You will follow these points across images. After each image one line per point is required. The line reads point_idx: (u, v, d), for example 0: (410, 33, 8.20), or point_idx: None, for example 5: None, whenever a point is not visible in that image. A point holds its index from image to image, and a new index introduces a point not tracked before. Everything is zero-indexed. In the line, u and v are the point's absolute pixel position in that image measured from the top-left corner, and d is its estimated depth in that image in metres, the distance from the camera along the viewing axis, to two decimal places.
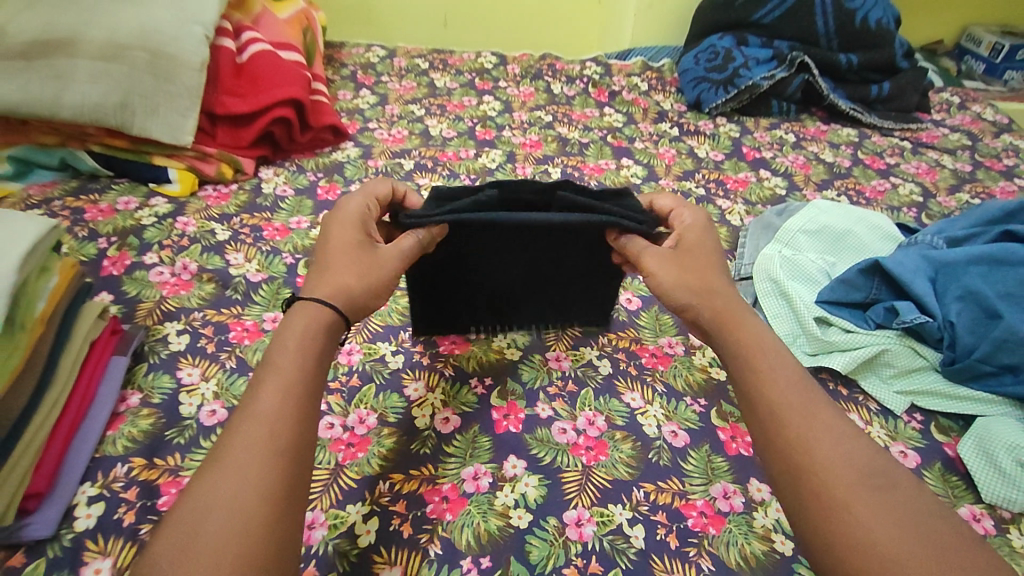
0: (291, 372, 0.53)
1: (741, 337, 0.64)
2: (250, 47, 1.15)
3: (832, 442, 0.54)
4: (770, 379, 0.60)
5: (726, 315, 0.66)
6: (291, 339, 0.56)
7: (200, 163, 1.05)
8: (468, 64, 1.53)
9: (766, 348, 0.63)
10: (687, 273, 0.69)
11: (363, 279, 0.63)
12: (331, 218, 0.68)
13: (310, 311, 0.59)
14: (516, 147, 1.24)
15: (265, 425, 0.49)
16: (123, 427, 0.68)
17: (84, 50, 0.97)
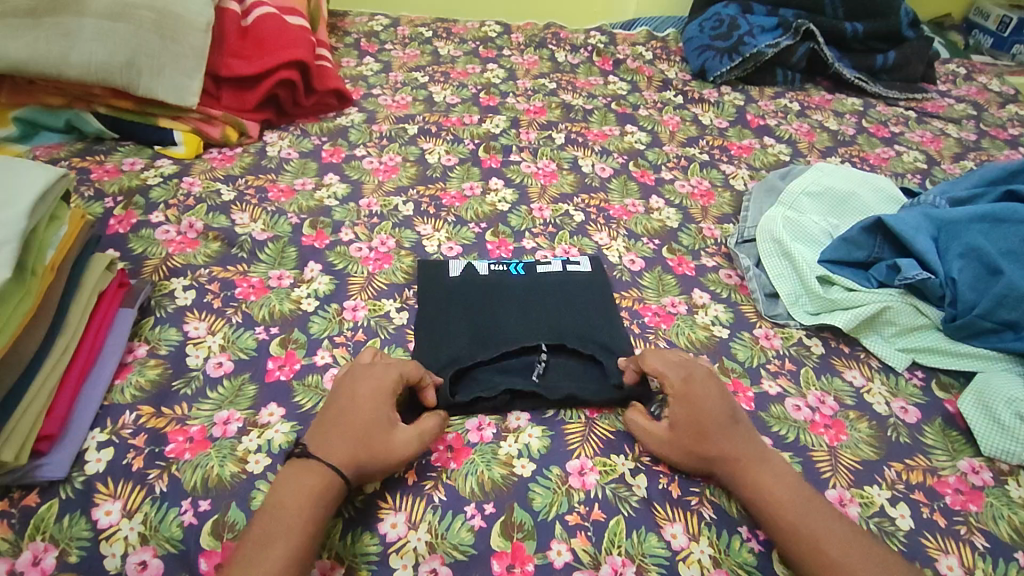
0: (290, 517, 0.55)
1: (746, 477, 0.62)
2: (255, 10, 1.14)
3: (857, 571, 0.55)
4: (779, 514, 0.59)
5: (729, 461, 0.63)
6: (296, 480, 0.58)
7: (205, 126, 1.05)
8: (472, 33, 1.52)
9: (774, 479, 0.62)
10: (695, 447, 0.64)
11: (376, 456, 0.60)
12: (364, 373, 0.66)
13: (318, 466, 0.58)
14: (520, 113, 1.24)
15: (277, 543, 0.53)
16: (131, 377, 0.69)
17: (91, 9, 0.96)
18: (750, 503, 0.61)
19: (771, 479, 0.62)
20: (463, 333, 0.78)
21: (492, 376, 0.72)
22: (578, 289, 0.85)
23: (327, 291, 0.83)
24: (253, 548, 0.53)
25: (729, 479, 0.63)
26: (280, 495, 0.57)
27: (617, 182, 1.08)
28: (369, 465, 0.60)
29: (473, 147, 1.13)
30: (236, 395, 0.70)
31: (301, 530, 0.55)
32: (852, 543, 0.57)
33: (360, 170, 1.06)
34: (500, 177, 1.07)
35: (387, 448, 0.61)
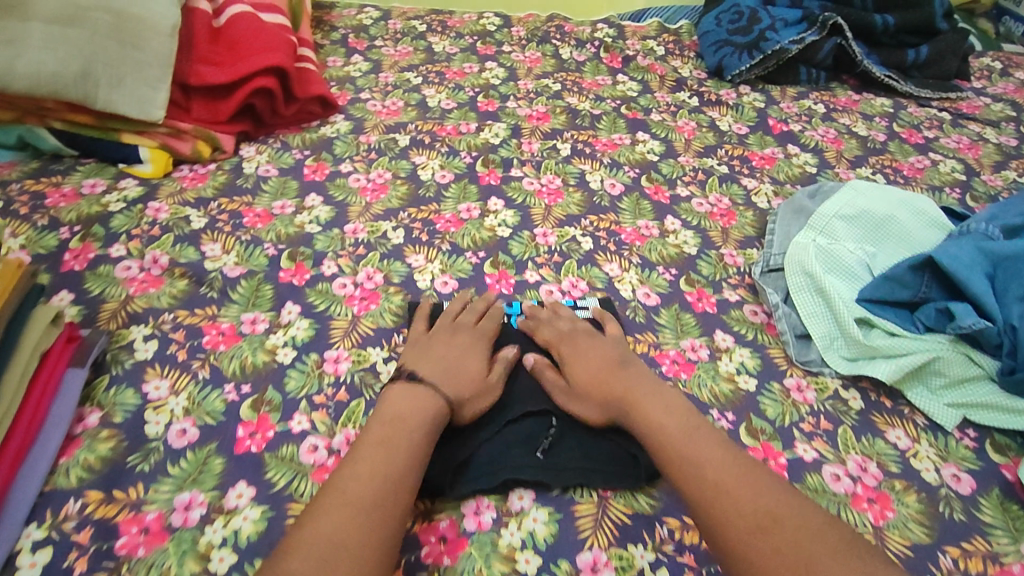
0: (384, 434, 0.59)
1: (640, 409, 0.63)
2: (228, 9, 1.03)
3: (730, 488, 0.55)
4: (666, 444, 0.59)
5: (625, 395, 0.65)
6: (390, 422, 0.60)
7: (174, 141, 0.95)
8: (470, 27, 1.41)
9: (655, 402, 0.63)
10: (608, 400, 0.65)
11: (472, 394, 0.65)
12: (448, 334, 0.72)
13: (425, 405, 0.62)
14: (521, 119, 1.14)
15: (369, 459, 0.56)
16: (79, 453, 0.61)
17: (39, 12, 0.86)
18: (640, 431, 0.62)
19: (659, 404, 0.63)
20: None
21: (494, 454, 0.64)
22: None
23: (306, 338, 0.74)
24: (347, 483, 0.54)
25: (625, 414, 0.63)
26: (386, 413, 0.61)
27: (629, 201, 0.99)
28: (470, 405, 0.65)
29: (470, 161, 1.03)
30: (199, 471, 0.61)
31: (398, 467, 0.56)
32: (731, 465, 0.57)
33: (345, 189, 0.96)
34: (500, 196, 0.97)
35: (486, 393, 0.66)
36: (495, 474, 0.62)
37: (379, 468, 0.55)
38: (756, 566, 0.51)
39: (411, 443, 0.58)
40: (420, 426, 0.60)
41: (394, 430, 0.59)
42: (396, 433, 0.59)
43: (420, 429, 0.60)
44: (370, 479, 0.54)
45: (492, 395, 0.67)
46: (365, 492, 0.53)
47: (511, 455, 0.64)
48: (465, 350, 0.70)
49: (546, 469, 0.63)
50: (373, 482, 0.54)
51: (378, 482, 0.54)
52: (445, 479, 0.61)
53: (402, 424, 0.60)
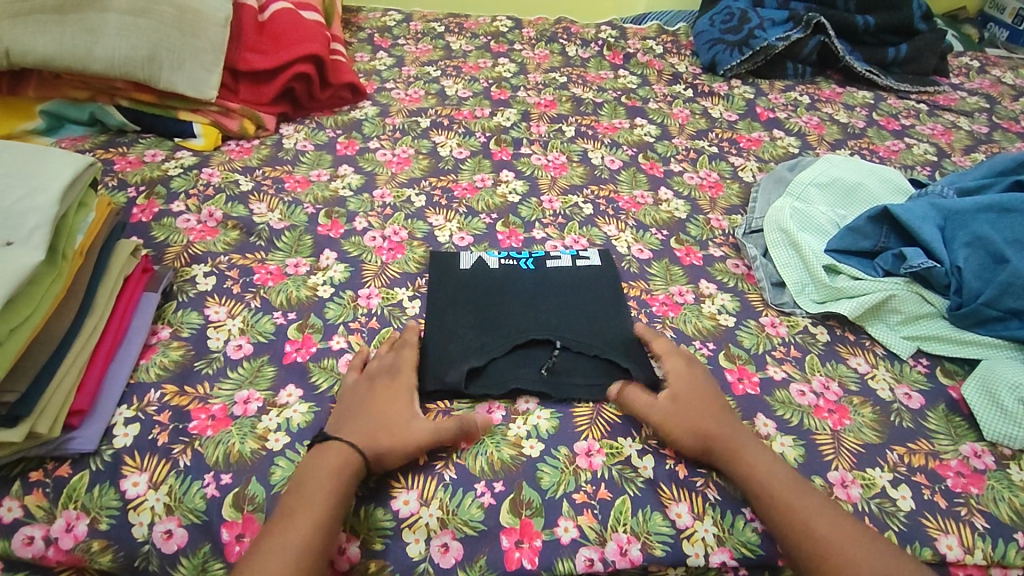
0: (307, 505, 0.58)
1: (742, 456, 0.65)
2: (272, 6, 1.17)
3: (841, 548, 0.59)
4: (772, 498, 0.62)
5: (728, 441, 0.66)
6: (306, 489, 0.59)
7: (223, 119, 1.08)
8: (484, 28, 1.54)
9: (758, 454, 0.65)
10: (715, 437, 0.66)
11: (392, 439, 0.64)
12: (370, 382, 0.70)
13: (332, 470, 0.61)
14: (531, 106, 1.26)
15: (285, 530, 0.57)
16: (156, 357, 0.72)
17: (114, 5, 0.99)
18: (741, 483, 0.64)
19: (760, 457, 0.65)
20: (476, 327, 0.79)
21: (504, 370, 0.74)
22: (590, 285, 0.86)
23: (342, 278, 0.85)
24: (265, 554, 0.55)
25: (723, 458, 0.65)
26: (311, 473, 0.61)
27: (626, 174, 1.10)
28: (384, 452, 0.63)
29: (484, 140, 1.15)
30: (255, 375, 0.72)
31: (309, 537, 0.56)
32: (843, 525, 0.60)
33: (374, 162, 1.08)
34: (511, 169, 1.09)
35: (404, 437, 0.64)
36: (506, 389, 0.72)
37: (292, 548, 0.55)
38: None
39: (318, 515, 0.58)
40: (327, 494, 0.59)
41: (302, 502, 0.59)
42: (313, 501, 0.59)
43: (333, 494, 0.60)
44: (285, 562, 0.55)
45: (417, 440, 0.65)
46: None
47: (519, 372, 0.73)
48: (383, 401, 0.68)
49: (550, 385, 0.72)
50: (279, 564, 0.54)
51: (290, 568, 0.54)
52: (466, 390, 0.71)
53: (307, 496, 0.59)
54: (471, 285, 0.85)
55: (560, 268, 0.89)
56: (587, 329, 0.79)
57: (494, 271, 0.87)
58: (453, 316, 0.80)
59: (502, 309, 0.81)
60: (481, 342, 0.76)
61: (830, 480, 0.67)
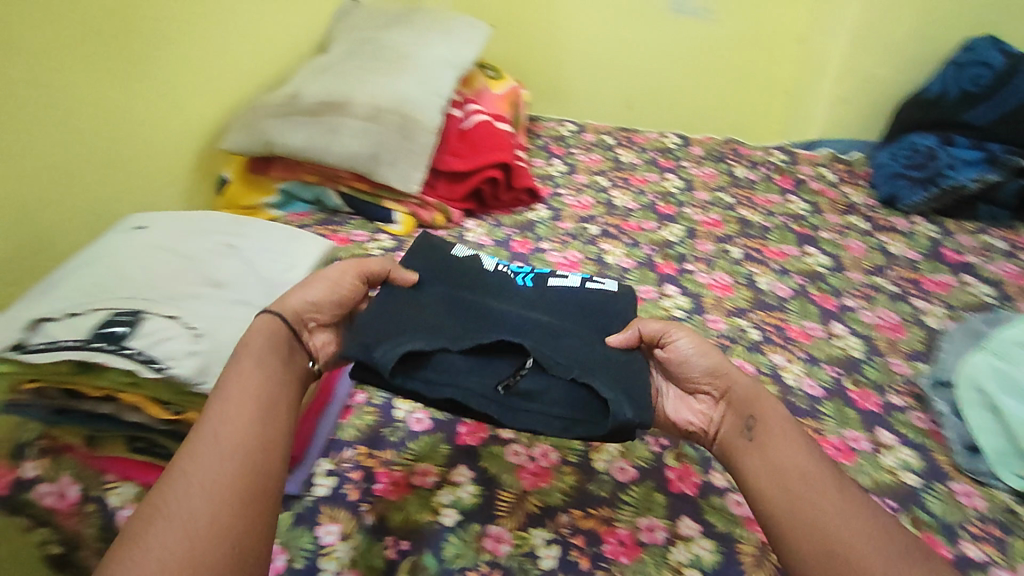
0: (239, 389, 0.58)
1: (761, 402, 0.64)
2: (473, 117, 1.34)
3: (845, 506, 0.55)
4: (780, 446, 0.60)
5: (749, 387, 0.66)
6: (240, 365, 0.60)
7: (420, 210, 1.23)
8: (652, 144, 1.63)
9: (777, 407, 0.64)
10: (741, 385, 0.66)
11: (329, 288, 0.69)
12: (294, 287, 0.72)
13: (257, 334, 0.63)
14: (697, 224, 1.29)
15: (226, 409, 0.57)
16: (352, 419, 0.81)
17: (354, 112, 1.22)
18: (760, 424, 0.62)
19: (801, 438, 0.61)
20: (449, 316, 0.73)
21: (456, 368, 0.67)
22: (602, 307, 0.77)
23: None
24: (207, 434, 0.55)
25: (747, 400, 0.64)
26: (244, 350, 0.61)
27: (796, 303, 1.08)
28: (323, 298, 0.67)
29: (649, 252, 1.20)
30: (431, 451, 0.78)
31: (246, 415, 0.56)
32: (845, 491, 0.57)
33: (545, 262, 1.16)
34: (676, 284, 1.11)
35: (338, 279, 0.70)
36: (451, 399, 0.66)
37: (225, 424, 0.55)
38: None
39: (251, 393, 0.58)
40: (253, 371, 0.60)
41: (231, 382, 0.59)
42: (240, 381, 0.59)
43: (257, 375, 0.60)
44: (209, 452, 0.54)
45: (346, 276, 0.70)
46: (217, 469, 0.52)
47: (470, 380, 0.67)
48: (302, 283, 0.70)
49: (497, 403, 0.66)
50: (219, 443, 0.54)
51: (218, 463, 0.53)
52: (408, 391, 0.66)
53: (226, 391, 0.58)
54: (480, 280, 0.79)
55: (563, 286, 0.80)
56: (573, 345, 0.71)
57: (502, 280, 0.81)
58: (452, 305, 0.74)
59: (484, 303, 0.75)
60: (442, 326, 0.71)
61: None
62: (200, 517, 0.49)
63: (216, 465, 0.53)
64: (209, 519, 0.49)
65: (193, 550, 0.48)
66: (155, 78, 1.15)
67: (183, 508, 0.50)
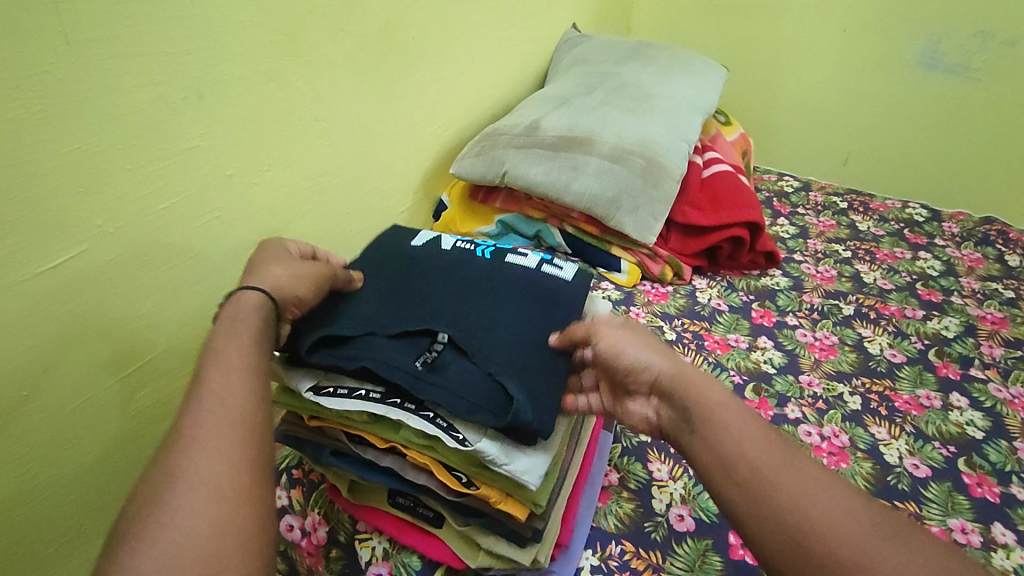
0: (242, 359, 0.56)
1: (696, 388, 0.59)
2: (714, 166, 1.25)
3: (833, 528, 0.49)
4: (731, 452, 0.54)
5: (677, 371, 0.61)
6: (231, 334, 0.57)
7: (649, 262, 1.16)
8: (895, 213, 1.44)
9: (714, 389, 0.59)
10: (685, 377, 0.61)
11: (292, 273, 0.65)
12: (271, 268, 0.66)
13: (240, 308, 0.59)
14: (974, 319, 1.10)
15: (229, 379, 0.54)
16: (612, 504, 0.73)
17: (597, 151, 1.16)
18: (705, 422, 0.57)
19: (745, 431, 0.55)
20: (387, 302, 0.69)
21: (376, 346, 0.63)
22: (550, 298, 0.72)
23: None
24: (215, 402, 0.52)
25: (675, 387, 0.60)
26: (234, 322, 0.58)
27: None
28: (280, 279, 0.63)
29: (922, 347, 1.02)
30: (703, 562, 0.67)
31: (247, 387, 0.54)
32: (829, 504, 0.50)
33: (793, 340, 1.04)
34: (964, 394, 0.94)
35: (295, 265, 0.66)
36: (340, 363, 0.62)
37: (235, 392, 0.53)
38: None
39: (245, 364, 0.55)
40: (249, 345, 0.57)
41: (230, 351, 0.56)
42: (234, 350, 0.56)
43: (258, 351, 0.57)
44: (219, 415, 0.51)
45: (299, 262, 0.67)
46: (225, 444, 0.49)
47: (392, 355, 0.62)
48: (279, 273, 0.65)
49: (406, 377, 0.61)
50: (233, 416, 0.51)
51: (236, 436, 0.50)
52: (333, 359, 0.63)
53: (225, 358, 0.55)
54: (420, 266, 0.75)
55: (519, 267, 0.76)
56: (493, 329, 0.65)
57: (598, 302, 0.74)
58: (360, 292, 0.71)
59: (423, 291, 0.70)
60: (382, 314, 0.67)
61: None
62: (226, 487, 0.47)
63: (222, 438, 0.50)
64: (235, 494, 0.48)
65: (229, 518, 0.46)
66: (409, 101, 1.16)
67: (205, 476, 0.47)
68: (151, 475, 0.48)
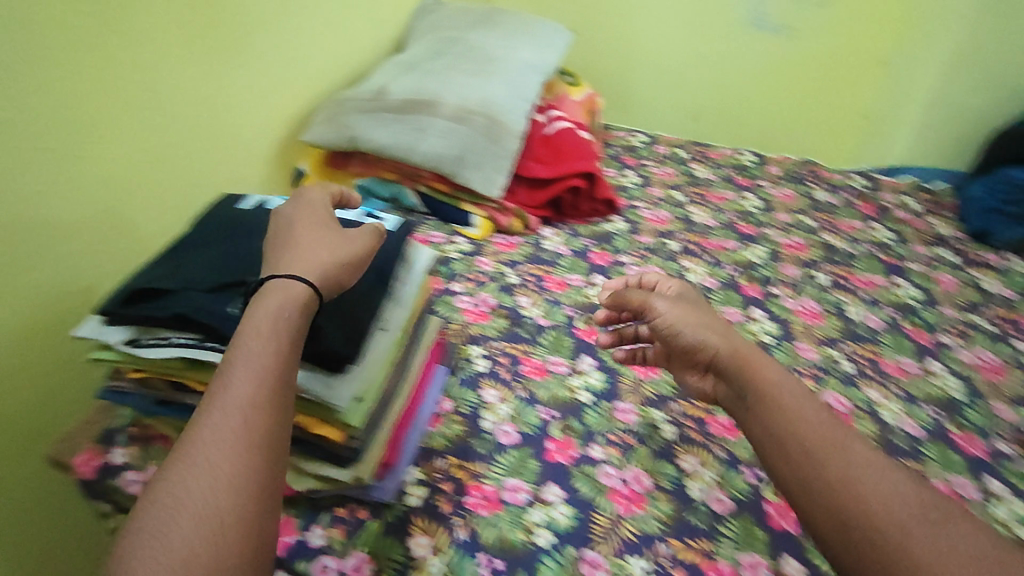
0: (259, 357, 0.55)
1: (760, 371, 0.68)
2: (556, 123, 1.33)
3: (861, 478, 0.57)
4: (797, 423, 0.62)
5: (737, 351, 0.70)
6: (252, 329, 0.56)
7: (499, 215, 1.22)
8: (727, 160, 1.60)
9: (774, 369, 0.68)
10: (749, 360, 0.69)
11: (334, 254, 0.64)
12: (316, 229, 0.66)
13: (283, 302, 0.58)
14: (779, 246, 1.25)
15: (243, 383, 0.53)
16: (441, 427, 0.80)
17: (441, 112, 1.22)
18: (755, 394, 0.66)
19: (808, 404, 0.64)
20: (208, 260, 0.72)
21: (193, 296, 0.67)
22: (369, 250, 0.78)
23: (599, 387, 0.89)
24: (218, 413, 0.52)
25: (733, 368, 0.69)
26: (256, 315, 0.57)
27: (891, 337, 1.03)
28: (327, 264, 0.63)
29: (733, 273, 1.16)
30: (521, 466, 0.77)
31: (259, 394, 0.53)
32: (891, 471, 0.58)
33: (625, 276, 1.14)
34: (762, 308, 1.08)
35: (341, 245, 0.66)
36: (156, 313, 0.65)
37: (244, 397, 0.52)
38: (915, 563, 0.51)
39: (269, 370, 0.54)
40: (272, 341, 0.56)
41: (244, 354, 0.55)
42: (248, 352, 0.55)
43: (270, 350, 0.55)
44: (220, 427, 0.51)
45: (354, 243, 0.67)
46: (217, 457, 0.50)
47: (208, 303, 0.66)
48: (324, 247, 0.64)
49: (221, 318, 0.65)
50: (237, 429, 0.51)
51: (241, 449, 0.50)
52: (150, 309, 0.66)
53: (242, 360, 0.54)
54: (246, 227, 0.78)
55: (338, 220, 0.80)
56: None
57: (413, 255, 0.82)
58: (183, 258, 0.73)
59: (244, 250, 0.74)
60: (202, 271, 0.70)
61: None
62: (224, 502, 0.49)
63: (230, 450, 0.50)
64: (217, 511, 0.48)
65: (217, 541, 0.47)
66: (250, 66, 1.16)
67: (202, 494, 0.48)
68: (167, 483, 0.49)
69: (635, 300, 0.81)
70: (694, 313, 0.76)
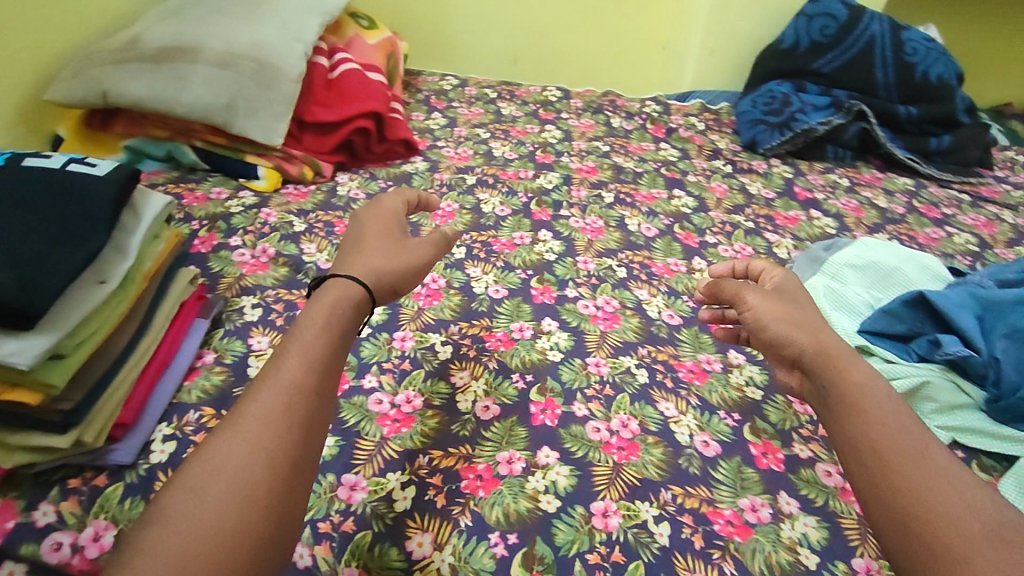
0: (314, 354, 0.56)
1: (842, 366, 0.64)
2: (341, 65, 1.28)
3: (875, 433, 0.58)
4: (860, 396, 0.61)
5: (822, 348, 0.67)
6: (307, 325, 0.58)
7: (286, 164, 1.17)
8: (534, 96, 1.63)
9: (833, 339, 0.68)
10: (829, 351, 0.66)
11: (392, 261, 0.68)
12: (370, 236, 0.71)
13: (341, 300, 0.61)
14: (573, 171, 1.31)
15: (293, 372, 0.54)
16: (198, 380, 0.76)
17: (203, 58, 1.12)
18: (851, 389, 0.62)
19: (864, 380, 0.63)
20: None
21: None
22: (77, 191, 0.69)
23: (379, 320, 0.89)
24: (257, 401, 0.52)
25: (816, 360, 0.66)
26: (314, 314, 0.59)
27: (662, 242, 1.12)
28: (383, 272, 0.66)
29: (526, 200, 1.20)
30: None
31: (301, 398, 0.53)
32: (898, 426, 0.58)
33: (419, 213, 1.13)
34: (549, 230, 1.12)
35: (401, 257, 0.69)
36: None
37: (290, 387, 0.53)
38: (909, 503, 0.52)
39: (311, 366, 0.55)
40: (321, 344, 0.57)
41: (303, 352, 0.56)
42: (302, 346, 0.56)
43: (320, 351, 0.56)
44: (264, 416, 0.51)
45: (417, 255, 0.71)
46: (244, 443, 0.49)
47: None
48: (383, 253, 0.68)
49: None
50: (271, 414, 0.51)
51: (273, 436, 0.50)
52: None
53: (302, 351, 0.56)
54: None
55: (39, 166, 0.71)
56: None
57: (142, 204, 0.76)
58: None
59: None
60: None
61: (853, 568, 0.65)
62: (256, 493, 0.47)
63: (271, 437, 0.50)
64: (251, 504, 0.47)
65: (236, 531, 0.45)
66: None
67: (231, 474, 0.48)
68: (198, 458, 0.49)
69: (727, 290, 0.78)
70: (797, 313, 0.72)
